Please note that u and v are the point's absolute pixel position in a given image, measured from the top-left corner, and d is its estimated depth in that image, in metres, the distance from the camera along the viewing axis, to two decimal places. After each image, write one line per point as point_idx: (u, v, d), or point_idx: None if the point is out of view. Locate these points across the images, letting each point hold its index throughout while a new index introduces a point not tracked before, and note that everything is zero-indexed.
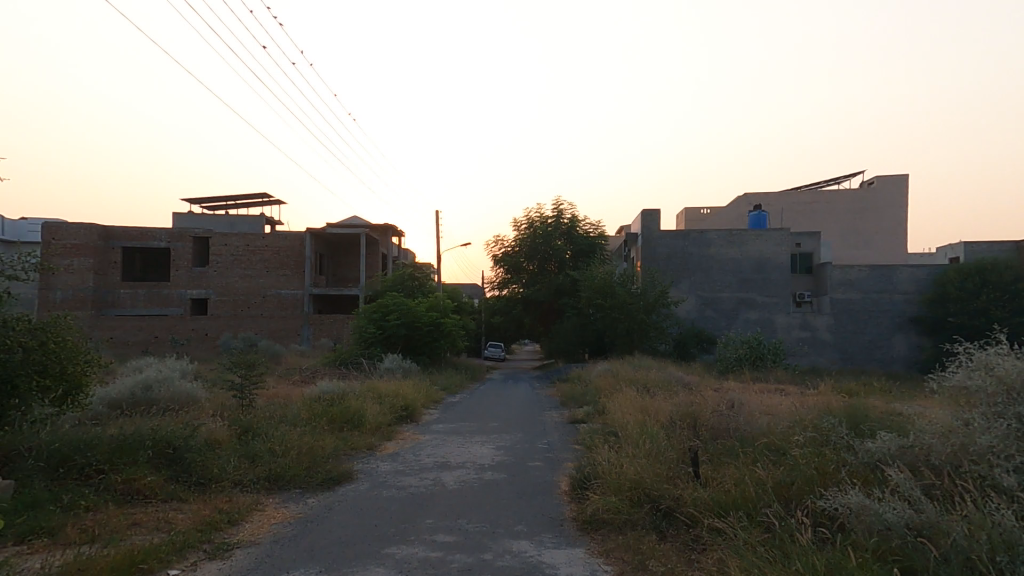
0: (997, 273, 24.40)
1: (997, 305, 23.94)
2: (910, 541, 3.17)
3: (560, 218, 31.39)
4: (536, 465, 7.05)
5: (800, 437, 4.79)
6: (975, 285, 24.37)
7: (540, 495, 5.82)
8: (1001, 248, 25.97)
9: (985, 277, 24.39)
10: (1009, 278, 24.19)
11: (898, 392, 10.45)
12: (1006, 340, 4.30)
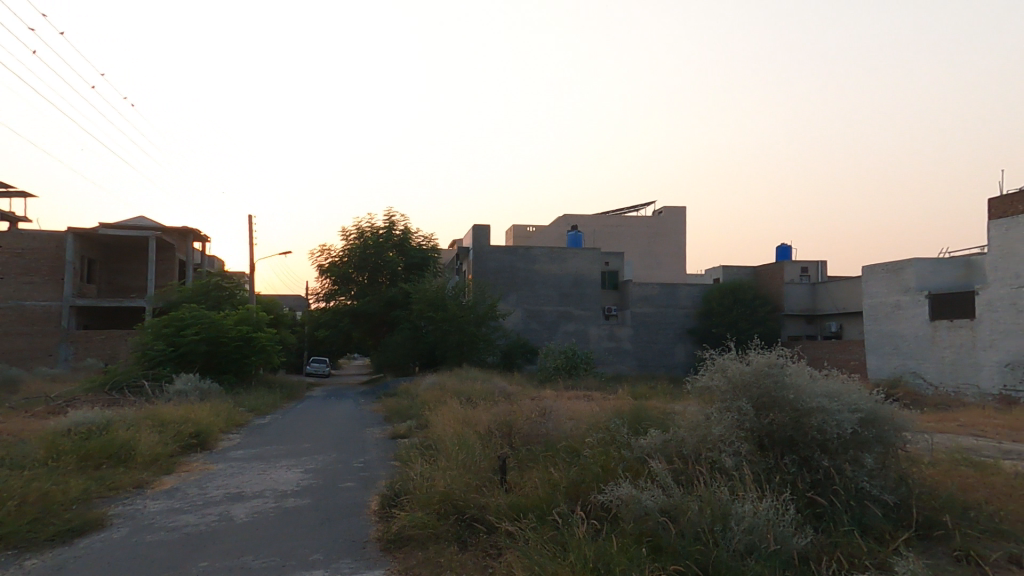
0: (743, 291, 30.33)
1: (745, 318, 29.60)
2: (659, 523, 3.79)
3: (393, 229, 30.71)
4: (348, 486, 6.69)
5: (591, 439, 5.37)
6: (731, 302, 30.00)
7: (346, 517, 5.53)
8: (743, 271, 32.33)
9: (738, 295, 30.21)
10: (751, 295, 30.24)
11: (674, 394, 12.34)
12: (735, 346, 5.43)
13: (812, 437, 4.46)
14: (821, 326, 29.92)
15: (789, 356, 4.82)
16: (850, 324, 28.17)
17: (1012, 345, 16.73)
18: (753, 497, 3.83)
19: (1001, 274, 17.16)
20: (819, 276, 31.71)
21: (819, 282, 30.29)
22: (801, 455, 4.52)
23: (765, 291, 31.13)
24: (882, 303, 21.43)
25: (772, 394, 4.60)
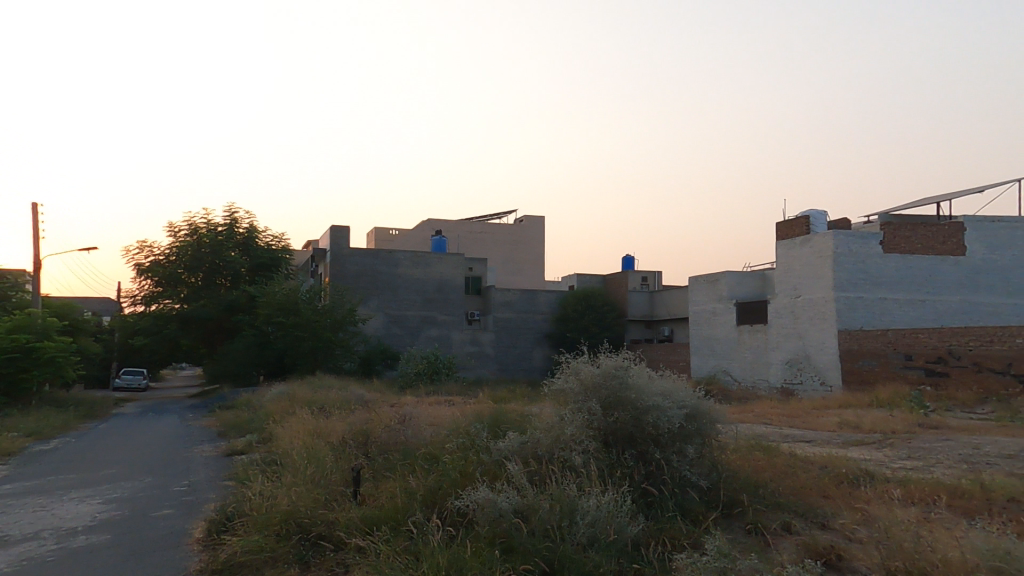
0: (594, 298, 32.81)
1: (595, 323, 31.98)
2: (511, 524, 4.09)
3: (236, 227, 27.60)
4: (164, 514, 5.83)
5: (451, 444, 5.42)
6: (583, 308, 32.35)
7: (159, 550, 4.81)
8: (593, 279, 35.31)
9: (589, 302, 32.63)
10: (600, 302, 32.82)
11: (531, 396, 12.87)
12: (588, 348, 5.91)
13: (647, 432, 5.08)
14: (656, 330, 33.24)
15: (633, 359, 5.42)
16: (679, 329, 31.72)
17: (792, 346, 20.47)
18: (596, 493, 4.33)
19: (782, 287, 21.01)
20: (656, 285, 35.25)
21: (655, 292, 33.48)
22: (638, 450, 5.11)
23: (612, 299, 34.03)
24: (702, 310, 24.85)
25: (617, 394, 5.13)
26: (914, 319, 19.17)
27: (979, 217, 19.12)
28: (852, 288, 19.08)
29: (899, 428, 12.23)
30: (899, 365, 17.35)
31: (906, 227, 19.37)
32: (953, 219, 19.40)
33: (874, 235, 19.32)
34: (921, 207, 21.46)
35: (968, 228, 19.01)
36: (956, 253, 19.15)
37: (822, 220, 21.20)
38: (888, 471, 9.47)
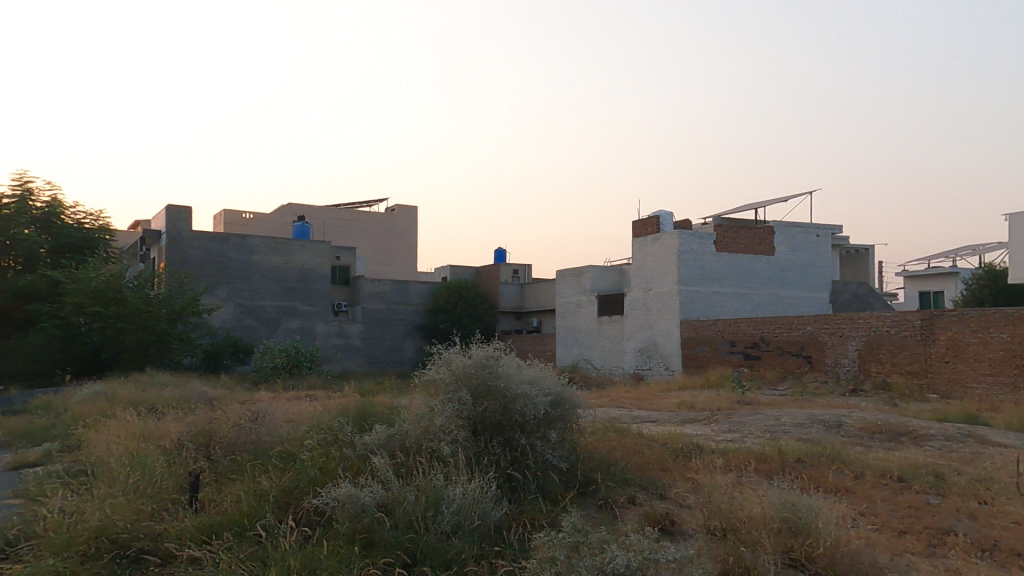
0: (467, 290, 33.04)
1: (467, 314, 32.29)
2: (374, 519, 4.05)
3: (32, 199, 23.17)
4: None
5: (310, 441, 5.18)
6: (455, 300, 32.42)
7: None
8: (466, 271, 35.70)
9: (462, 293, 32.77)
10: (473, 294, 33.12)
11: (398, 389, 12.63)
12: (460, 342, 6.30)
13: (514, 420, 5.57)
14: (526, 321, 34.65)
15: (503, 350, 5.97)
16: (547, 320, 33.33)
17: (643, 335, 22.80)
18: (462, 482, 4.49)
19: (636, 281, 23.42)
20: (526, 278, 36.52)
21: (525, 284, 34.77)
22: (504, 436, 5.56)
23: (485, 291, 34.71)
24: (566, 302, 26.50)
25: (488, 383, 5.56)
26: (738, 310, 22.22)
27: (785, 223, 22.78)
28: (692, 282, 21.67)
29: (723, 406, 14.25)
30: (725, 351, 19.79)
31: (733, 229, 22.30)
32: (766, 224, 22.84)
33: (709, 236, 22.09)
34: (744, 212, 24.96)
35: (777, 232, 22.57)
36: (769, 253, 22.62)
37: (668, 220, 23.92)
38: (713, 443, 11.04)
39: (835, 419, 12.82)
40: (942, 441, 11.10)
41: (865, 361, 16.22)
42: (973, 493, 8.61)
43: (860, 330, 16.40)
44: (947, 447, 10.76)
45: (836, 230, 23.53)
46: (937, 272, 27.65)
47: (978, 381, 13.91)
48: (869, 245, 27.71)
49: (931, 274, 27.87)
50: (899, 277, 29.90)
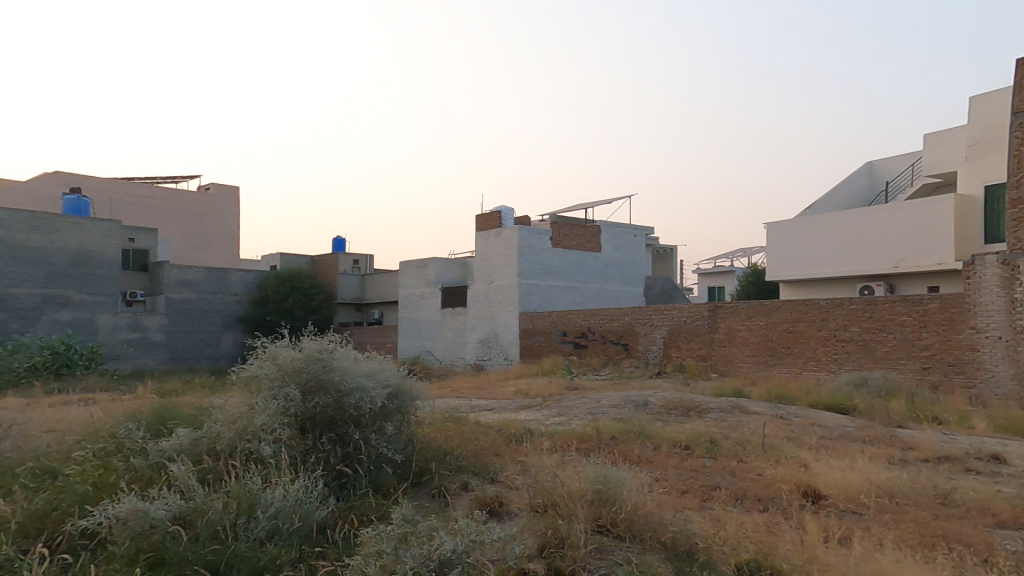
0: (301, 280, 30.53)
1: (300, 306, 29.79)
2: (167, 534, 3.65)
3: None
4: None
5: (80, 454, 4.49)
6: (285, 290, 29.74)
7: None
8: (301, 260, 33.58)
9: (293, 284, 30.14)
10: (307, 284, 30.68)
11: (208, 388, 11.37)
12: (286, 336, 6.38)
13: (347, 415, 5.86)
14: (367, 313, 33.39)
15: (337, 343, 6.33)
16: (390, 312, 32.44)
17: (485, 326, 23.69)
18: (282, 484, 4.33)
19: (483, 273, 24.23)
20: (370, 268, 34.77)
21: (367, 275, 33.25)
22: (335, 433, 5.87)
23: (322, 281, 32.53)
24: (411, 294, 26.41)
25: (319, 377, 5.81)
26: (570, 302, 24.18)
27: (610, 223, 25.36)
28: (531, 276, 23.06)
29: (553, 392, 15.46)
30: (557, 340, 21.52)
31: (567, 227, 24.15)
32: (594, 223, 25.15)
33: (546, 232, 23.66)
34: (575, 211, 27.16)
35: (602, 232, 25.00)
36: (596, 250, 25.02)
37: (510, 216, 25.10)
38: (542, 427, 11.92)
39: (642, 399, 14.76)
40: (718, 413, 13.48)
41: (668, 347, 18.90)
42: (735, 454, 10.63)
43: (664, 320, 19.05)
44: (721, 417, 13.09)
45: (649, 232, 26.83)
46: (722, 271, 33.19)
47: (746, 362, 17.15)
48: (673, 246, 32.14)
49: (719, 273, 33.34)
50: (696, 274, 35.24)
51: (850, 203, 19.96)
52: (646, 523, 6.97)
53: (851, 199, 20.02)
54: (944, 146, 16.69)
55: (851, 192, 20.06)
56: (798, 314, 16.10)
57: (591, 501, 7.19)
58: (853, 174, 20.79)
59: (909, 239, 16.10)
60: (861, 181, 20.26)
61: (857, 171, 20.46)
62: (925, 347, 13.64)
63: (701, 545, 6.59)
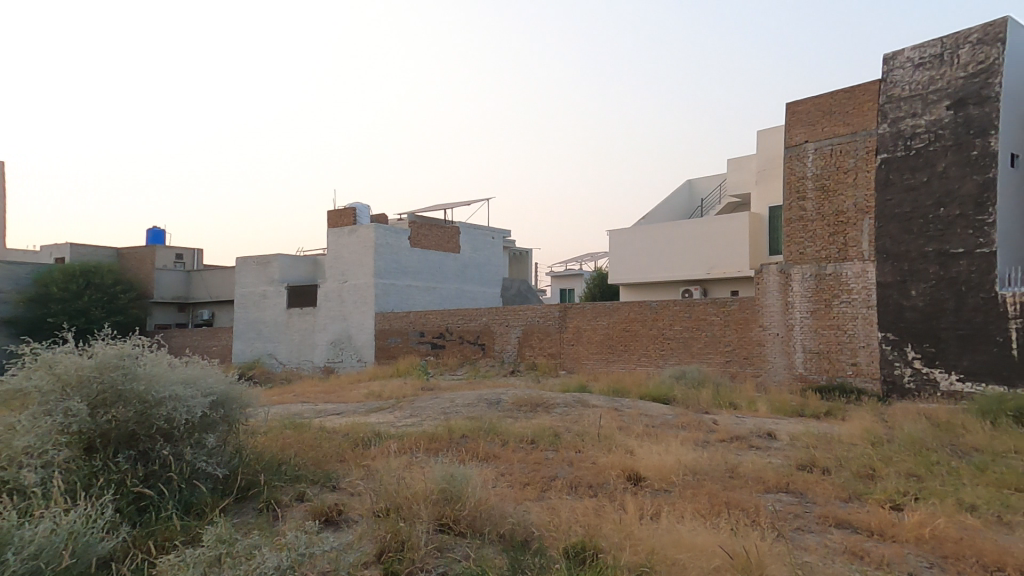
0: (100, 276, 28.37)
1: (97, 305, 27.46)
2: None
3: None
4: None
5: None
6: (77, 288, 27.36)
7: None
8: (104, 255, 31.20)
9: (89, 280, 27.85)
10: (109, 281, 28.56)
11: None
12: (71, 339, 5.54)
13: (154, 428, 5.32)
14: (192, 313, 31.63)
15: (144, 345, 5.66)
16: (221, 311, 31.11)
17: (336, 327, 22.78)
18: (51, 516, 3.89)
19: (334, 272, 23.24)
20: (195, 264, 33.09)
21: (192, 271, 31.72)
22: (138, 449, 5.30)
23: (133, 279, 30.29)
24: (251, 292, 24.64)
25: (116, 387, 5.20)
26: (428, 302, 24.15)
27: (469, 225, 25.84)
28: (388, 276, 22.58)
29: (407, 393, 15.32)
30: (414, 341, 21.41)
31: (425, 227, 24.07)
32: (453, 224, 25.41)
33: (404, 231, 23.33)
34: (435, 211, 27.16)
35: (461, 233, 25.38)
36: (455, 251, 25.34)
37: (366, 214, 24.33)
38: (392, 429, 11.74)
39: (495, 397, 15.32)
40: (562, 407, 14.48)
41: (522, 346, 19.86)
42: (574, 445, 11.53)
43: (519, 320, 19.96)
44: (565, 411, 14.09)
45: (506, 235, 27.86)
46: (573, 273, 35.71)
47: (589, 359, 18.68)
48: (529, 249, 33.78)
49: (568, 274, 35.86)
50: (550, 276, 37.44)
51: (673, 216, 22.73)
52: (489, 517, 7.19)
53: (674, 212, 22.82)
54: (739, 170, 19.74)
55: (674, 206, 22.85)
56: (632, 315, 17.93)
57: (435, 502, 7.27)
58: (677, 189, 23.69)
59: (716, 249, 18.93)
60: (682, 197, 23.18)
61: (680, 188, 23.36)
62: (727, 343, 16.10)
63: (536, 534, 6.97)
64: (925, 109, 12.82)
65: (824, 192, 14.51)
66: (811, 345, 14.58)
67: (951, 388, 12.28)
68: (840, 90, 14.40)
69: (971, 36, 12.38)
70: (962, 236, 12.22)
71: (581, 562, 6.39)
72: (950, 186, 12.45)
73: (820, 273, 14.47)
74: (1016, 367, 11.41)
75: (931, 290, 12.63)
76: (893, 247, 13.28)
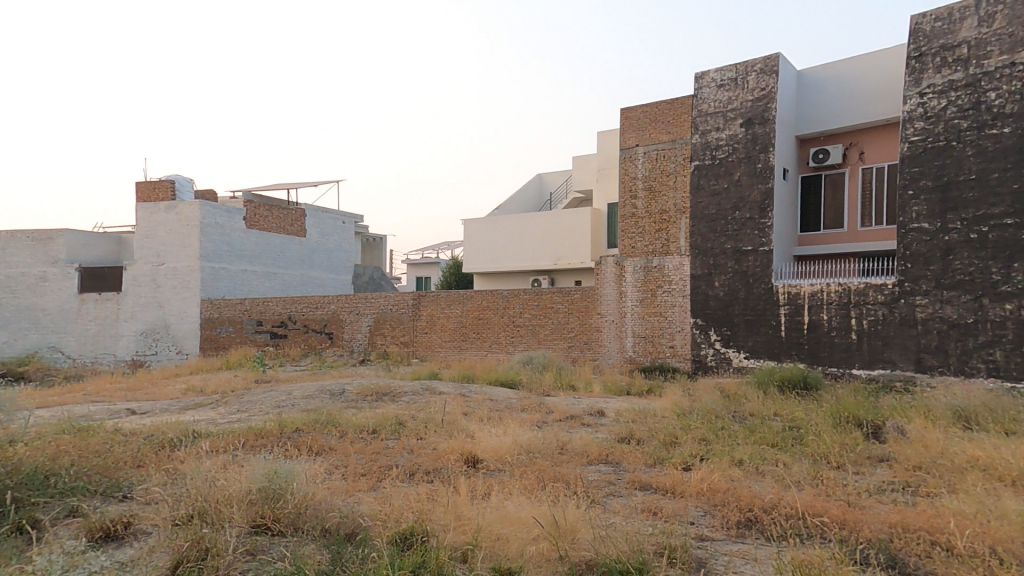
0: None
1: None
2: None
3: None
4: None
5: None
6: None
7: None
8: None
9: None
10: None
11: None
12: None
13: None
14: None
15: None
16: None
17: (149, 316, 20.22)
18: None
19: (146, 253, 20.38)
20: None
21: None
22: None
23: None
24: (26, 274, 20.69)
25: None
26: (268, 289, 22.31)
27: (316, 208, 24.29)
28: (218, 260, 20.41)
29: (236, 387, 13.97)
30: (250, 330, 19.82)
31: (263, 207, 22.08)
32: (298, 206, 23.70)
33: (238, 211, 21.16)
34: (277, 191, 25.06)
35: (307, 215, 23.77)
36: (300, 235, 23.69)
37: (188, 189, 21.52)
38: (210, 427, 10.59)
39: (338, 388, 14.65)
40: (409, 396, 14.28)
41: (374, 335, 19.27)
42: (417, 433, 11.36)
43: (370, 309, 19.33)
44: (411, 399, 13.92)
45: (358, 220, 26.71)
46: (428, 261, 35.51)
47: (443, 347, 18.74)
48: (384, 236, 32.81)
49: (424, 263, 35.62)
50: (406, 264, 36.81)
51: (524, 208, 23.73)
52: (314, 513, 6.68)
53: (525, 204, 23.81)
54: (582, 168, 21.19)
55: (524, 198, 23.85)
56: (485, 303, 18.35)
57: (252, 503, 6.64)
58: (528, 183, 24.75)
59: (561, 241, 20.10)
60: (532, 189, 24.30)
61: (530, 181, 24.44)
62: (569, 329, 17.26)
63: (363, 525, 6.52)
64: (725, 125, 14.89)
65: (652, 192, 16.20)
66: (639, 330, 16.26)
67: (740, 364, 14.51)
68: (662, 101, 16.14)
69: (756, 66, 14.49)
70: (751, 236, 14.43)
71: (408, 548, 6.12)
72: (742, 193, 14.63)
73: (647, 266, 16.17)
74: (784, 345, 13.80)
75: (728, 281, 14.78)
76: (702, 244, 15.27)
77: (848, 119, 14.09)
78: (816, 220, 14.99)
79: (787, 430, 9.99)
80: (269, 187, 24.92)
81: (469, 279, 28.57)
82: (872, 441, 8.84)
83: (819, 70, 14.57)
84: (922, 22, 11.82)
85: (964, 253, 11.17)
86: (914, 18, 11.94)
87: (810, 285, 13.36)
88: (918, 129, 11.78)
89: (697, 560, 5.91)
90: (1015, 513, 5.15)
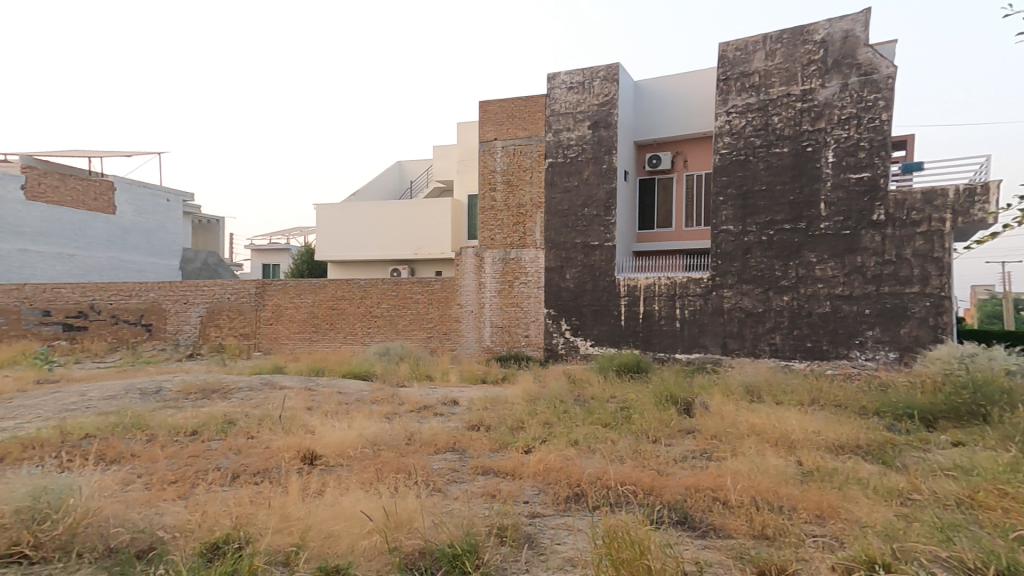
0: None
1: None
2: None
3: None
4: None
5: None
6: None
7: None
8: None
9: None
10: None
11: None
12: None
13: None
14: None
15: None
16: None
17: None
18: None
19: None
20: None
21: None
22: None
23: None
24: None
25: None
26: (60, 274, 18.88)
27: (129, 181, 21.11)
28: None
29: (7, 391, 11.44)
30: (35, 322, 16.98)
31: (52, 175, 18.58)
32: (107, 178, 20.52)
33: (12, 178, 17.61)
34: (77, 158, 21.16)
35: (118, 189, 20.60)
36: (108, 212, 20.30)
37: None
38: None
39: (153, 386, 12.78)
40: (244, 392, 12.85)
41: (206, 326, 17.31)
42: (246, 431, 9.94)
43: (204, 298, 17.35)
44: (246, 396, 12.51)
45: (186, 198, 23.71)
46: (276, 248, 32.79)
47: (291, 339, 17.38)
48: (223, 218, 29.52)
49: (270, 249, 32.80)
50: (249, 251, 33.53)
51: (382, 194, 22.99)
52: (97, 531, 4.87)
53: (382, 190, 23.09)
54: (443, 159, 21.09)
55: (383, 185, 23.13)
56: (340, 293, 17.28)
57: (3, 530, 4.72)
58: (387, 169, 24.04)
59: (418, 230, 19.74)
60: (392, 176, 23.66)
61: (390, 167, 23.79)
62: (429, 320, 17.00)
63: (162, 539, 4.81)
64: (575, 126, 15.76)
65: (510, 186, 16.57)
66: (497, 320, 16.60)
67: (586, 352, 15.50)
68: (518, 98, 16.57)
69: (601, 73, 15.50)
70: (598, 232, 15.44)
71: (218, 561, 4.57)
72: (590, 191, 15.59)
73: (506, 257, 16.55)
74: (623, 333, 15.04)
75: (578, 274, 15.67)
76: (556, 238, 16.01)
77: (676, 130, 15.75)
78: (650, 219, 16.69)
79: (620, 410, 10.65)
80: (63, 154, 20.85)
81: (323, 268, 26.86)
82: (684, 416, 9.93)
83: (653, 83, 16.09)
84: (725, 50, 13.64)
85: (757, 252, 13.12)
86: (720, 46, 13.74)
87: (645, 278, 14.72)
88: (725, 143, 13.58)
89: (525, 535, 5.52)
90: (774, 469, 6.10)
